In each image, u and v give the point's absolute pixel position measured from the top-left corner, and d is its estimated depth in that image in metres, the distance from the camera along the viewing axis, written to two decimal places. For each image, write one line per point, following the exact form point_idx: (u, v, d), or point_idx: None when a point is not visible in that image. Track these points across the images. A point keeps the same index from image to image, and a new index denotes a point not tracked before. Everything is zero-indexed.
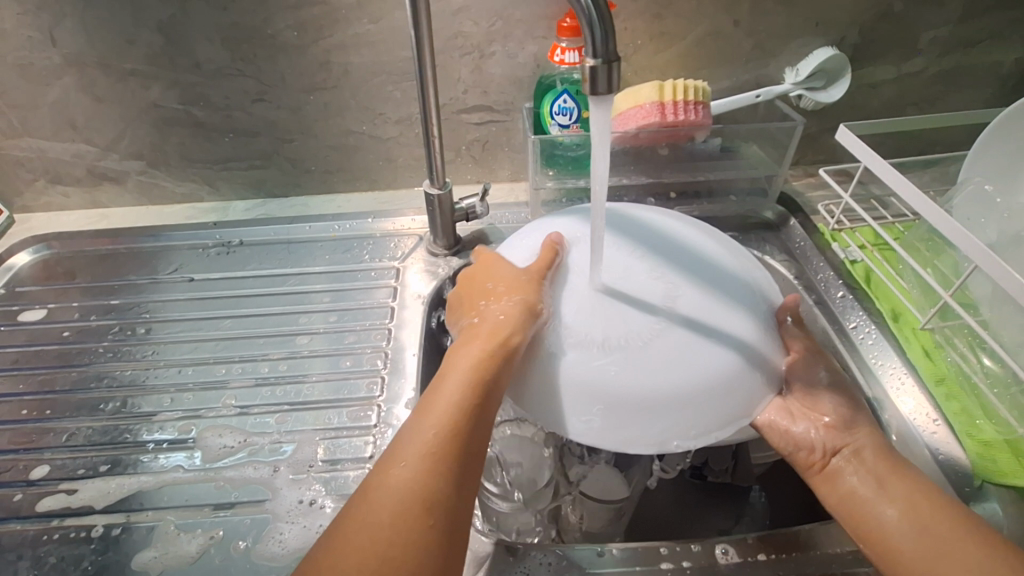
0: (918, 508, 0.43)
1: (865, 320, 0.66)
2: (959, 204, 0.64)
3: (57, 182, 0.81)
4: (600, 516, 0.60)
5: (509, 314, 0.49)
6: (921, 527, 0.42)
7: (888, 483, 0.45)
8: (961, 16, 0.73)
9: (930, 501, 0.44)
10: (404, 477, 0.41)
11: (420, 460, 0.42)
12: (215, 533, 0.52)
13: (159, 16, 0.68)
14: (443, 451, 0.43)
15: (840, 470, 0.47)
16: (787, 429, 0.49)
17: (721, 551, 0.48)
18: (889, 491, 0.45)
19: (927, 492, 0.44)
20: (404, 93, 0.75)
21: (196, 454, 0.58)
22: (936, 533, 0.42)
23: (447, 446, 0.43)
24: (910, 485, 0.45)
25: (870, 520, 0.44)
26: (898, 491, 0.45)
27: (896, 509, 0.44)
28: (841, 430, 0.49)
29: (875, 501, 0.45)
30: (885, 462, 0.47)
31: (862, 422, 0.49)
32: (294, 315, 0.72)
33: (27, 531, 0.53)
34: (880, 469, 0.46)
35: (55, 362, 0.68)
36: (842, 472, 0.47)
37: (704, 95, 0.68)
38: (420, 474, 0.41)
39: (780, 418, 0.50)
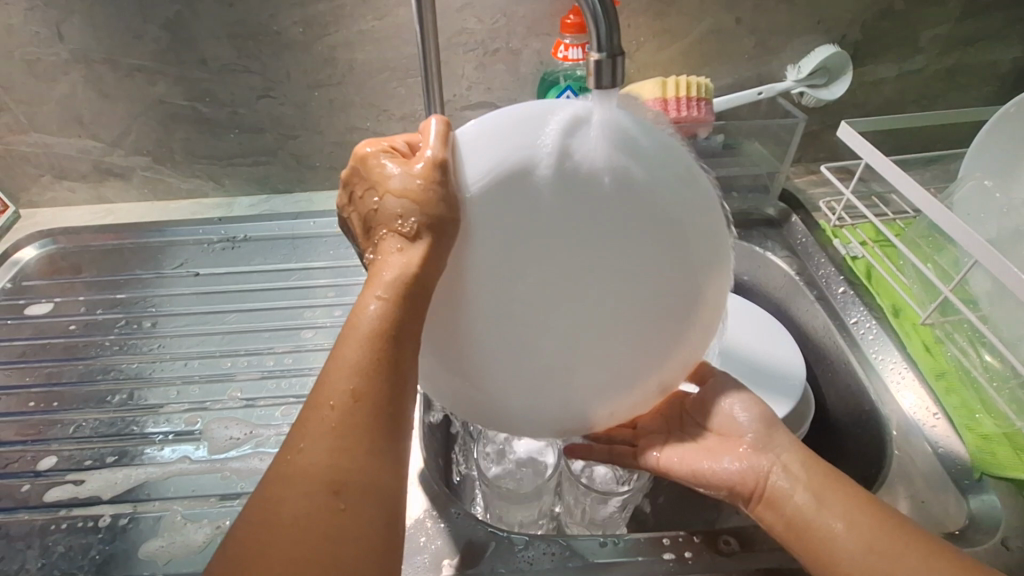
0: (863, 525, 0.40)
1: (865, 316, 0.67)
2: (958, 199, 0.65)
3: (63, 177, 0.82)
4: (607, 507, 0.58)
5: (414, 245, 0.35)
6: (871, 547, 0.39)
7: (828, 498, 0.42)
8: (961, 15, 0.73)
9: (872, 514, 0.40)
10: (312, 453, 0.33)
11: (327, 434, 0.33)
12: (221, 523, 0.52)
13: (166, 13, 0.69)
14: (356, 416, 0.33)
15: (779, 492, 0.43)
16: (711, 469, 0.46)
17: (723, 541, 0.49)
18: (831, 505, 0.41)
19: (868, 503, 0.41)
20: (408, 89, 0.75)
21: (203, 446, 0.59)
22: (885, 543, 0.39)
23: (358, 411, 0.33)
24: (849, 496, 0.42)
25: (819, 548, 0.40)
26: (840, 502, 0.41)
27: (842, 522, 0.40)
28: (759, 455, 0.45)
29: (820, 522, 0.41)
30: (819, 473, 0.43)
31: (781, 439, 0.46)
32: (298, 309, 0.72)
33: (35, 521, 0.54)
34: (816, 482, 0.43)
35: (61, 354, 0.68)
36: (781, 494, 0.43)
37: (706, 91, 0.69)
38: (324, 453, 0.33)
39: (704, 458, 0.46)
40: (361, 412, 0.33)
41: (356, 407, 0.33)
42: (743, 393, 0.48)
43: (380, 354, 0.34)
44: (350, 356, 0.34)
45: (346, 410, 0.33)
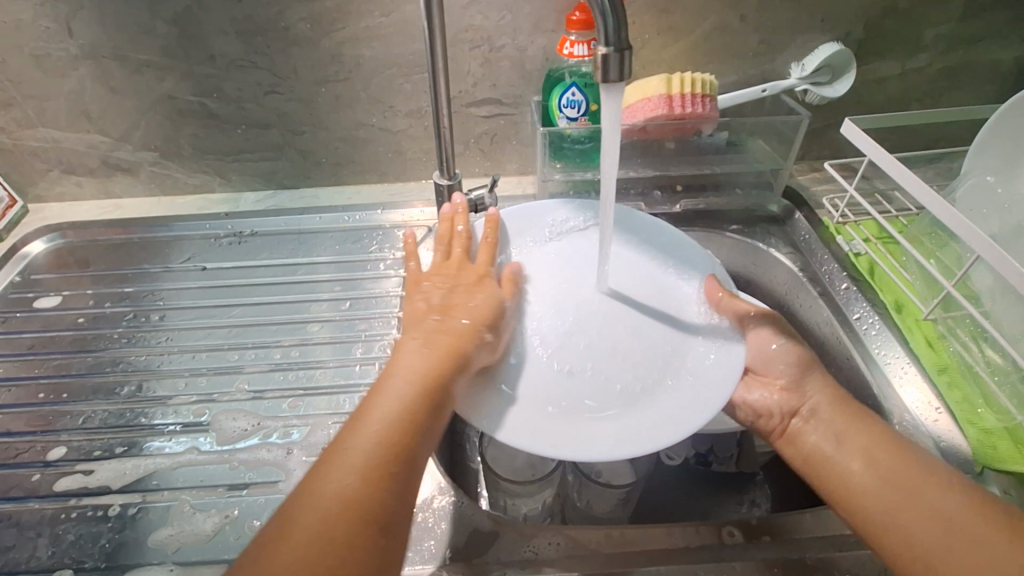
0: (883, 461, 0.47)
1: (868, 312, 0.67)
2: (961, 195, 0.66)
3: (71, 172, 0.82)
4: (609, 498, 0.60)
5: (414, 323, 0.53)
6: (887, 479, 0.46)
7: (849, 438, 0.49)
8: (965, 13, 0.74)
9: (893, 451, 0.47)
10: (317, 512, 0.38)
11: (334, 499, 0.39)
12: (229, 513, 0.53)
13: (174, 9, 0.69)
14: (357, 494, 0.39)
15: (802, 431, 0.52)
16: (746, 399, 0.56)
17: (727, 532, 0.50)
18: (848, 447, 0.49)
19: (890, 442, 0.48)
20: (414, 86, 0.76)
21: (211, 437, 0.59)
22: (896, 482, 0.46)
23: (367, 484, 0.40)
24: (870, 439, 0.49)
25: (836, 473, 0.48)
26: (858, 446, 0.48)
27: (858, 463, 0.47)
28: (794, 391, 0.54)
29: (841, 458, 0.49)
30: (843, 416, 0.51)
31: (816, 379, 0.54)
32: (305, 303, 0.73)
33: (45, 510, 0.54)
34: (838, 425, 0.50)
35: (70, 347, 0.69)
36: (802, 433, 0.52)
37: (711, 88, 0.69)
38: (327, 512, 0.38)
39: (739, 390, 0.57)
40: (367, 488, 0.40)
41: (364, 482, 0.40)
42: (785, 336, 0.55)
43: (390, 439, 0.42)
44: (366, 438, 0.42)
45: (354, 479, 0.40)
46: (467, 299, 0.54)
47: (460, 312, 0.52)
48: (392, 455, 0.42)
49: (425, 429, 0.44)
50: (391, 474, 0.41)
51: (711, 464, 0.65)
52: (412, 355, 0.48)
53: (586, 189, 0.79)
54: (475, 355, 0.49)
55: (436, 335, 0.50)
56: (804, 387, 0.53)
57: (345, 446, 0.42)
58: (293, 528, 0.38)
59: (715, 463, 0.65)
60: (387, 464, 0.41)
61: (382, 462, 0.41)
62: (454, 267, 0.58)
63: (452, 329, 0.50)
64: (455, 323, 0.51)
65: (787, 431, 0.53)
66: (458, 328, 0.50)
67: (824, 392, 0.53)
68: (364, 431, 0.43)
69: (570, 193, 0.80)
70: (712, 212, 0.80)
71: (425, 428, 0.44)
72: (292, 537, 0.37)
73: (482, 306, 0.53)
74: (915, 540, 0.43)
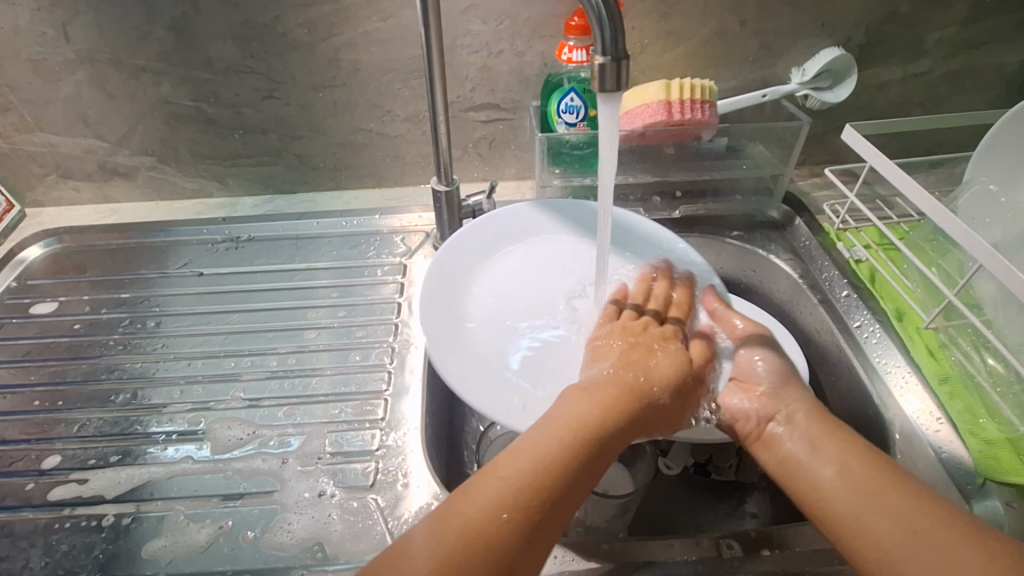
0: (855, 467, 0.46)
1: (869, 320, 0.66)
2: (962, 203, 0.65)
3: (68, 177, 0.82)
4: (603, 509, 0.60)
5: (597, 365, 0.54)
6: (858, 485, 0.45)
7: (824, 445, 0.49)
8: (968, 18, 0.73)
9: (867, 459, 0.47)
10: (485, 496, 0.41)
11: (502, 491, 0.41)
12: (224, 523, 0.52)
13: (171, 14, 0.69)
14: (524, 494, 0.41)
15: (778, 437, 0.52)
16: (725, 404, 0.56)
17: (725, 545, 0.49)
18: (822, 453, 0.48)
19: (864, 450, 0.48)
20: (413, 91, 0.76)
21: (206, 446, 0.59)
22: (867, 488, 0.45)
23: (535, 485, 0.42)
24: (843, 446, 0.48)
25: (810, 480, 0.48)
26: (831, 452, 0.48)
27: (832, 469, 0.47)
28: (772, 398, 0.54)
29: (814, 466, 0.48)
30: (819, 423, 0.51)
31: (795, 388, 0.55)
32: (302, 310, 0.72)
33: (39, 519, 0.54)
34: (814, 433, 0.50)
35: (66, 353, 0.69)
36: (777, 439, 0.52)
37: (711, 94, 0.69)
38: (496, 499, 0.41)
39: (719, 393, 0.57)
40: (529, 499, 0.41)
41: (531, 484, 0.42)
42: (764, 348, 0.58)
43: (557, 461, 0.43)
44: (541, 444, 0.44)
45: (534, 470, 0.42)
46: (655, 357, 0.55)
47: (639, 368, 0.53)
48: (565, 468, 0.43)
49: (597, 463, 0.45)
50: (561, 487, 0.42)
51: (711, 473, 0.65)
52: (582, 394, 0.49)
53: (585, 195, 0.78)
54: (644, 410, 0.50)
55: (618, 382, 0.51)
56: (782, 393, 0.54)
57: (525, 445, 0.44)
58: (467, 506, 0.41)
59: (713, 472, 0.65)
60: (554, 474, 0.43)
61: (554, 474, 0.43)
62: (639, 322, 0.59)
63: (629, 382, 0.51)
64: (643, 376, 0.52)
65: (762, 437, 0.52)
66: (632, 383, 0.51)
67: (802, 400, 0.53)
68: (543, 439, 0.45)
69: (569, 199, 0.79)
70: (710, 220, 0.80)
71: (598, 459, 0.45)
72: (461, 511, 0.40)
73: (666, 366, 0.54)
74: (883, 546, 0.42)
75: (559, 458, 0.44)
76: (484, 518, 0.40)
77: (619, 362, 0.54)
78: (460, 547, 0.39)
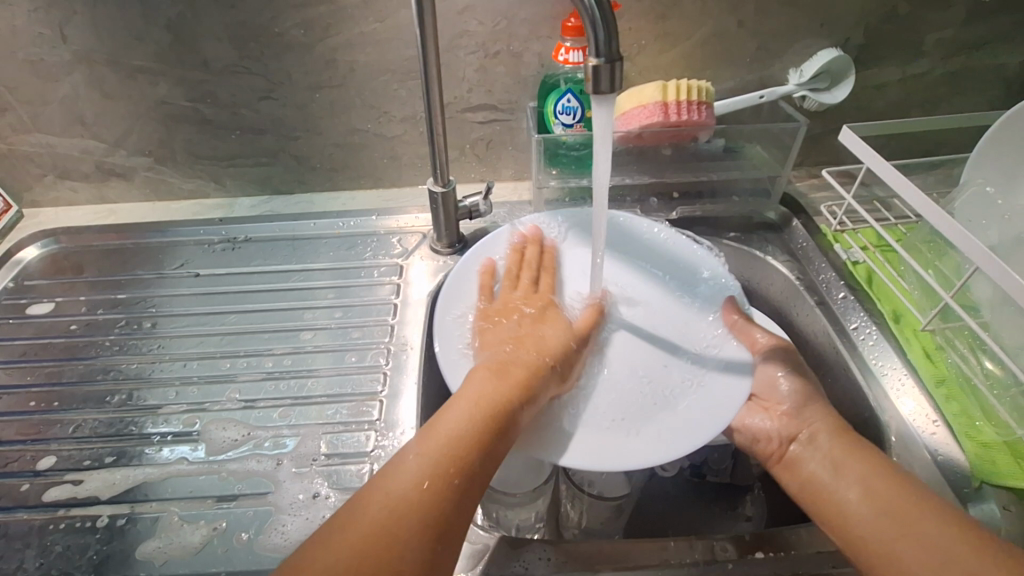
0: (877, 488, 0.46)
1: (865, 321, 0.66)
2: (959, 204, 0.65)
3: (65, 177, 0.82)
4: (601, 510, 0.60)
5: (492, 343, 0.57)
6: (879, 507, 0.45)
7: (845, 465, 0.49)
8: (966, 18, 0.73)
9: (887, 478, 0.47)
10: (398, 479, 0.42)
11: (410, 473, 0.43)
12: (218, 525, 0.52)
13: (167, 15, 0.69)
14: (439, 476, 0.43)
15: (801, 457, 0.52)
16: (747, 424, 0.57)
17: (720, 548, 0.49)
18: (842, 472, 0.49)
19: (884, 468, 0.48)
20: (409, 92, 0.76)
21: (201, 447, 0.59)
22: (888, 507, 0.45)
23: (441, 464, 0.43)
24: (864, 465, 0.48)
25: (831, 500, 0.48)
26: (851, 471, 0.48)
27: (852, 489, 0.47)
28: (795, 419, 0.54)
29: (836, 486, 0.48)
30: (839, 442, 0.51)
31: (816, 406, 0.55)
32: (298, 311, 0.72)
33: (34, 520, 0.54)
34: (835, 452, 0.50)
35: (62, 354, 0.69)
36: (800, 458, 0.52)
37: (708, 95, 0.69)
38: (406, 481, 0.42)
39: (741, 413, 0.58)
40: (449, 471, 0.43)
41: (438, 463, 0.43)
42: (788, 365, 0.57)
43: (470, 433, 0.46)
44: (444, 429, 0.46)
45: (447, 445, 0.45)
46: (553, 329, 0.58)
47: (535, 345, 0.56)
48: (473, 443, 0.46)
49: (502, 437, 0.48)
50: (470, 463, 0.44)
51: (706, 475, 0.65)
52: (485, 375, 0.52)
53: (582, 196, 0.78)
54: (542, 383, 0.53)
55: (519, 364, 0.53)
56: (803, 413, 0.54)
57: (432, 431, 0.46)
58: (374, 501, 0.41)
59: (709, 475, 0.65)
60: (459, 452, 0.45)
61: (467, 446, 0.45)
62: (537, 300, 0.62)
63: (528, 360, 0.54)
64: (541, 350, 0.55)
65: (785, 456, 0.53)
66: (530, 360, 0.54)
67: (823, 417, 0.53)
68: (444, 425, 0.46)
69: (566, 200, 0.79)
70: (707, 221, 0.80)
71: (502, 434, 0.48)
72: (371, 499, 0.41)
73: (562, 337, 0.57)
74: (909, 571, 0.42)
75: (469, 429, 0.46)
76: (394, 500, 0.41)
77: (528, 339, 0.57)
78: (373, 533, 0.39)
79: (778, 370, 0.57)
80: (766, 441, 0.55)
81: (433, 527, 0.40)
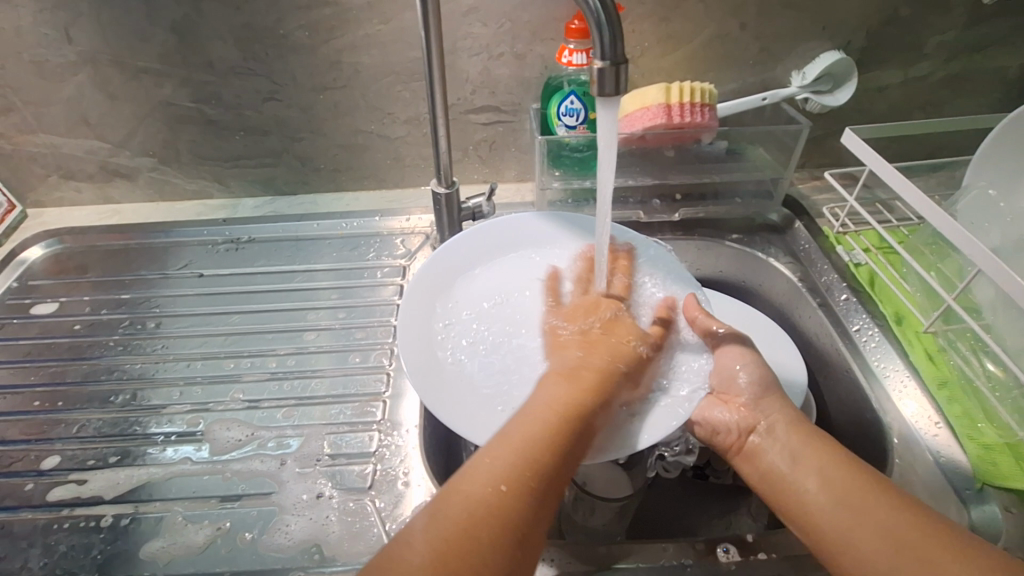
0: (836, 480, 0.46)
1: (867, 323, 0.67)
2: (961, 207, 0.65)
3: (69, 178, 0.82)
4: (601, 511, 0.60)
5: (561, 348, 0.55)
6: (838, 497, 0.45)
7: (806, 458, 0.49)
8: (968, 22, 0.73)
9: (846, 469, 0.47)
10: (481, 478, 0.42)
11: (496, 471, 0.43)
12: (222, 525, 0.53)
13: (172, 16, 0.69)
14: (519, 477, 0.42)
15: (760, 449, 0.51)
16: (708, 416, 0.53)
17: (723, 549, 0.49)
18: (803, 465, 0.48)
19: (844, 459, 0.48)
20: (413, 93, 0.76)
21: (205, 447, 0.59)
22: (850, 500, 0.45)
23: (524, 463, 0.43)
24: (826, 457, 0.48)
25: (794, 493, 0.47)
26: (813, 464, 0.48)
27: (814, 482, 0.47)
28: (754, 411, 0.53)
29: (797, 478, 0.48)
30: (799, 434, 0.50)
31: (774, 398, 0.54)
32: (302, 311, 0.72)
33: (38, 519, 0.54)
34: (795, 445, 0.50)
35: (66, 354, 0.69)
36: (762, 450, 0.51)
37: (711, 97, 0.69)
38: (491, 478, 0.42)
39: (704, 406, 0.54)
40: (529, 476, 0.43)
41: (524, 463, 0.43)
42: (748, 356, 0.55)
43: (550, 439, 0.45)
44: (524, 428, 0.46)
45: (529, 447, 0.44)
46: (626, 328, 0.56)
47: (613, 347, 0.54)
48: (553, 447, 0.45)
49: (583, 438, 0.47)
50: (551, 465, 0.44)
51: (709, 477, 0.65)
52: (561, 379, 0.51)
53: (586, 198, 0.78)
54: (618, 387, 0.52)
55: (595, 365, 0.52)
56: (762, 406, 0.53)
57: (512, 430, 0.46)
58: (453, 498, 0.41)
59: (712, 476, 0.65)
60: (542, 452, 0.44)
61: (546, 452, 0.44)
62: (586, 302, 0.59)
63: (607, 361, 0.52)
64: (616, 351, 0.54)
65: (745, 448, 0.52)
66: (608, 362, 0.53)
67: (783, 413, 0.52)
68: (523, 424, 0.46)
69: (569, 202, 0.79)
70: (711, 223, 0.80)
71: (584, 434, 0.48)
72: (458, 494, 0.41)
73: (634, 337, 0.55)
74: (868, 563, 0.42)
75: (547, 432, 0.46)
76: (481, 497, 0.41)
77: (591, 342, 0.55)
78: (458, 533, 0.39)
79: (738, 362, 0.55)
80: (722, 432, 0.53)
81: (519, 527, 0.41)
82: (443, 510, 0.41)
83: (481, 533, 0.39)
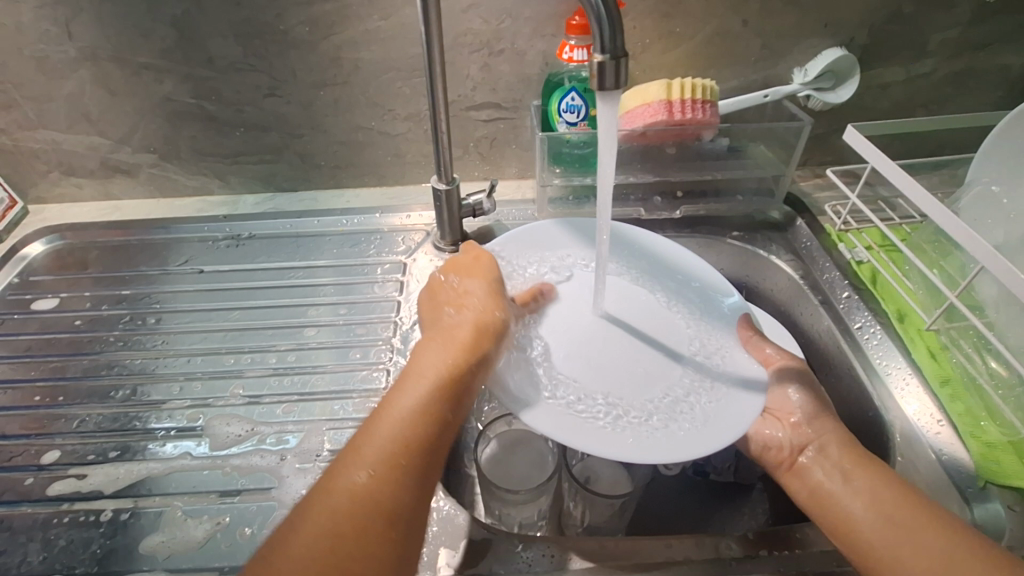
0: (882, 497, 0.46)
1: (870, 321, 0.66)
2: (965, 205, 0.65)
3: (71, 174, 0.82)
4: (602, 506, 0.57)
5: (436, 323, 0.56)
6: (882, 513, 0.46)
7: (855, 477, 0.49)
8: (971, 18, 0.73)
9: (891, 487, 0.47)
10: (345, 497, 0.41)
11: (360, 483, 0.42)
12: (221, 520, 0.53)
13: (173, 12, 0.69)
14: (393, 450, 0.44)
15: (810, 466, 0.52)
16: (759, 431, 0.56)
17: (723, 546, 0.49)
18: (852, 482, 0.48)
19: (889, 478, 0.48)
20: (413, 90, 0.76)
21: (204, 442, 0.59)
22: (900, 523, 0.45)
23: (402, 461, 0.43)
24: (876, 478, 0.48)
25: (839, 510, 0.47)
26: (861, 483, 0.48)
27: (862, 501, 0.47)
28: (807, 428, 0.54)
29: (844, 495, 0.48)
30: (850, 455, 0.51)
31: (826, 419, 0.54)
32: (302, 307, 0.72)
33: (37, 514, 0.54)
34: (845, 464, 0.50)
35: (66, 349, 0.69)
36: (809, 468, 0.51)
37: (713, 93, 0.68)
38: (353, 493, 0.41)
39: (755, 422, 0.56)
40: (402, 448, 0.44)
41: (389, 472, 0.43)
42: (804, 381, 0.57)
43: (425, 407, 0.46)
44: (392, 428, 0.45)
45: (405, 420, 0.45)
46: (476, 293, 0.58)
47: (468, 310, 0.55)
48: (430, 415, 0.46)
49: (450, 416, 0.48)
50: (425, 441, 0.45)
51: (709, 474, 0.65)
52: (437, 345, 0.52)
53: (586, 195, 0.78)
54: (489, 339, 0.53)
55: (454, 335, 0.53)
56: (811, 417, 0.54)
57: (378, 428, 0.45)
58: (330, 491, 0.42)
59: (711, 473, 0.65)
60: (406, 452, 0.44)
61: (421, 420, 0.46)
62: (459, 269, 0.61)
63: (470, 323, 0.53)
64: (473, 312, 0.55)
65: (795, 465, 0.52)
66: (475, 322, 0.54)
67: (827, 421, 0.54)
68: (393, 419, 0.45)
69: (569, 199, 0.79)
70: (712, 220, 0.80)
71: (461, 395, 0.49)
72: (323, 504, 0.41)
73: (488, 296, 0.57)
74: None
75: (426, 399, 0.47)
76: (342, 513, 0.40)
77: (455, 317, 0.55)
78: (340, 522, 0.40)
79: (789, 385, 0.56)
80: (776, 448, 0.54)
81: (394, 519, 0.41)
82: (316, 505, 0.41)
83: (358, 515, 0.40)
